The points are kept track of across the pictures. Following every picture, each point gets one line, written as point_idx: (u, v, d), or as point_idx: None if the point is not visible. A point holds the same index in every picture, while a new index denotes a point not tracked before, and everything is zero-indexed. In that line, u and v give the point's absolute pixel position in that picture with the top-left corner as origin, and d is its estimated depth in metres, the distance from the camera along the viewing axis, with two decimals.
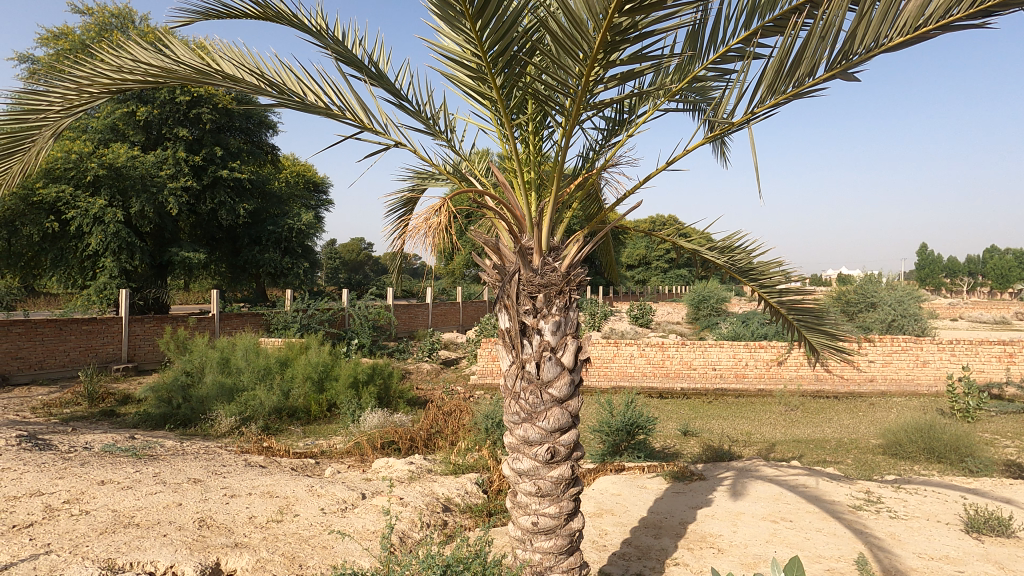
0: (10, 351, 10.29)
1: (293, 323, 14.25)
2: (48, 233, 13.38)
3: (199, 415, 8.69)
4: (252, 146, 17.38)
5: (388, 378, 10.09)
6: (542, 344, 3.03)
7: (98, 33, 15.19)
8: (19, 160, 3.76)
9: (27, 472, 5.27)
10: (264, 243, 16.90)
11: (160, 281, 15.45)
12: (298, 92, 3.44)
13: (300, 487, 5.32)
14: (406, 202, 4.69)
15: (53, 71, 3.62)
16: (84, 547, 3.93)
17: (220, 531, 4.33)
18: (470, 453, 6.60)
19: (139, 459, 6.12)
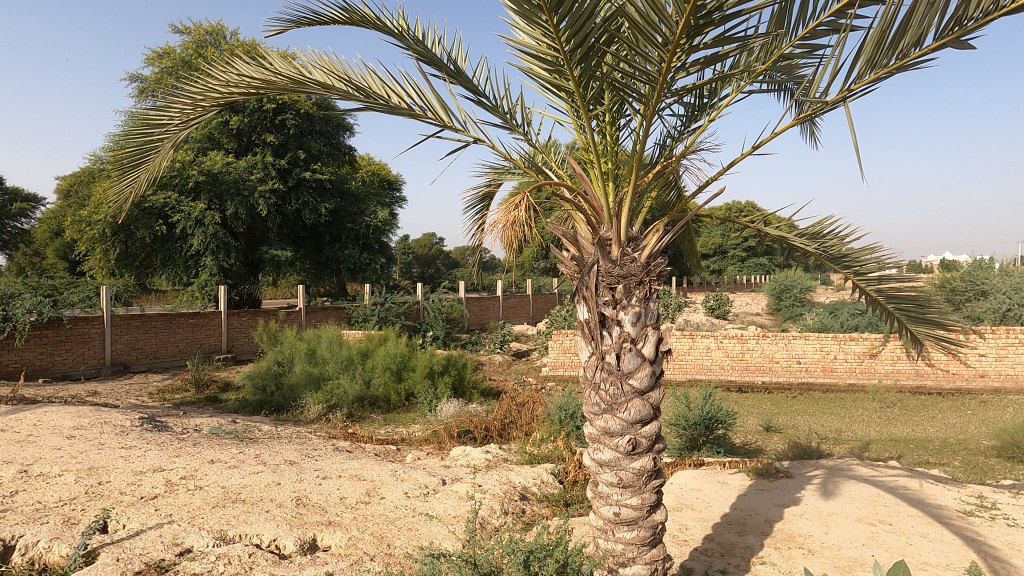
0: (130, 342, 11.50)
1: (372, 316, 14.92)
2: (158, 235, 14.81)
3: (290, 402, 9.34)
4: (331, 148, 18.32)
5: (463, 369, 10.35)
6: (622, 335, 3.01)
7: (196, 51, 16.43)
8: (144, 170, 4.17)
9: (150, 450, 5.89)
10: (344, 240, 17.77)
11: (253, 278, 16.64)
12: (383, 95, 3.59)
13: (385, 472, 5.61)
14: (484, 197, 4.79)
15: (172, 89, 4.01)
16: (200, 518, 4.36)
17: (315, 509, 4.64)
18: (545, 443, 6.67)
19: (241, 441, 6.67)
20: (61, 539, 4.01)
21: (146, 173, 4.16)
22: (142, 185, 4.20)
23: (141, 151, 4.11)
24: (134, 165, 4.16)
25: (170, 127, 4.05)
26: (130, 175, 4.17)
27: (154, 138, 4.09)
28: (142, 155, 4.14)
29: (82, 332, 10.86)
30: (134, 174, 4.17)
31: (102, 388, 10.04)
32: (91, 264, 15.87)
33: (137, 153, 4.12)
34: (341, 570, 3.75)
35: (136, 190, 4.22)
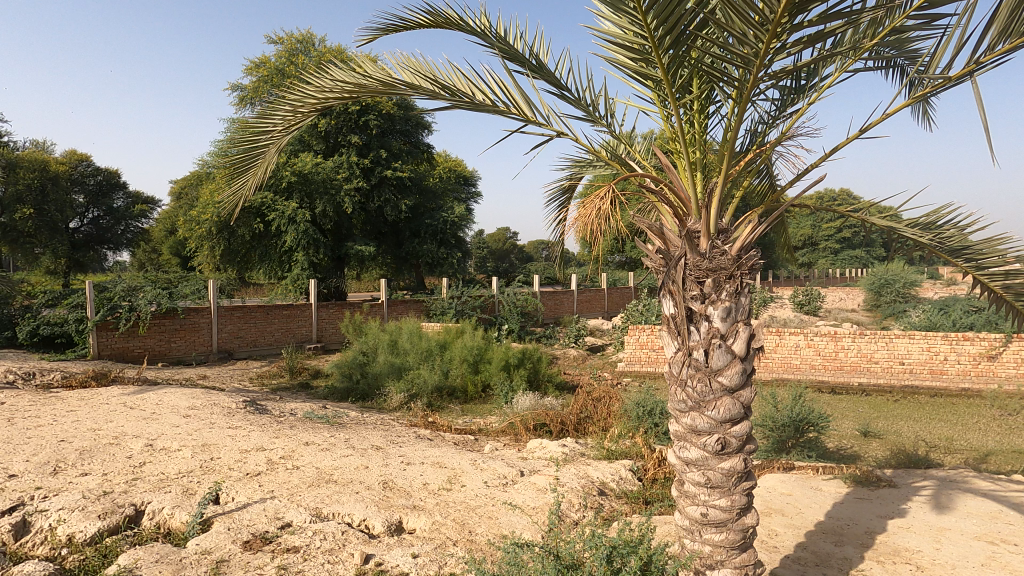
0: (233, 331, 12.53)
1: (450, 309, 15.34)
2: (256, 233, 16.00)
3: (374, 390, 9.81)
4: (411, 146, 18.96)
5: (538, 363, 10.40)
6: (710, 331, 2.91)
7: (288, 59, 17.49)
8: (251, 175, 4.50)
9: (253, 430, 6.41)
10: (423, 235, 18.36)
11: (339, 272, 17.58)
12: (468, 93, 3.67)
13: (465, 460, 5.77)
14: (565, 190, 4.77)
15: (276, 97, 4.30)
16: (298, 495, 4.69)
17: (401, 493, 4.86)
18: (622, 439, 6.59)
19: (332, 425, 7.10)
20: (182, 507, 4.45)
21: (253, 177, 4.49)
22: (249, 189, 4.54)
23: (249, 157, 4.45)
24: (243, 170, 4.51)
25: (273, 133, 4.35)
26: (240, 180, 4.53)
27: (260, 144, 4.41)
28: (249, 160, 4.48)
29: (193, 321, 11.96)
30: (243, 179, 4.52)
31: (210, 373, 11.02)
32: (200, 260, 17.42)
33: (245, 159, 4.46)
34: (426, 553, 3.90)
35: (245, 193, 4.57)
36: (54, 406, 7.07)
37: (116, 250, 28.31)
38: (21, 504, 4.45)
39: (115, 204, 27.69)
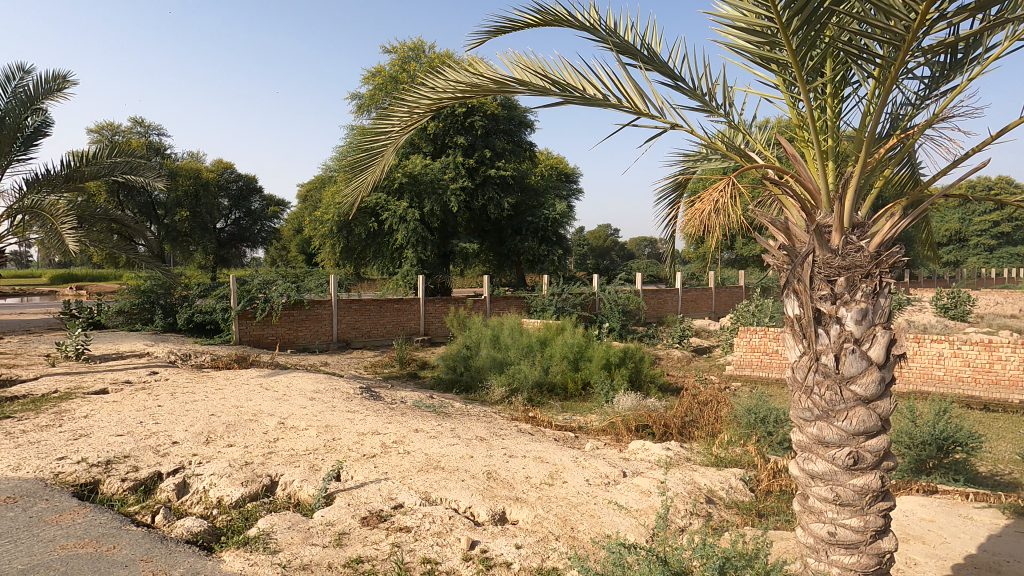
0: (351, 322, 13.53)
1: (550, 305, 15.42)
2: (371, 231, 17.16)
3: (478, 383, 10.13)
4: (514, 145, 19.31)
5: (640, 362, 10.15)
6: (843, 334, 2.66)
7: (401, 66, 18.45)
8: (371, 174, 4.81)
9: (369, 415, 6.88)
10: (524, 232, 18.60)
11: (445, 268, 18.32)
12: (578, 87, 3.67)
13: (566, 457, 5.78)
14: (676, 186, 4.61)
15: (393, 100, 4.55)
16: (409, 479, 4.97)
17: (504, 484, 4.97)
18: (732, 446, 6.25)
19: (438, 415, 7.43)
20: (309, 481, 4.89)
21: (371, 176, 4.78)
22: (367, 186, 4.83)
23: (369, 156, 4.74)
24: (362, 169, 4.81)
25: (391, 133, 4.61)
26: (359, 178, 4.84)
27: (379, 144, 4.69)
28: (369, 160, 4.77)
29: (317, 312, 13.07)
30: (362, 177, 4.82)
31: (331, 360, 11.99)
32: (322, 256, 18.99)
33: (364, 158, 4.76)
34: (529, 545, 3.96)
35: (365, 191, 4.88)
36: (206, 384, 8.08)
37: (253, 247, 31.68)
38: (181, 467, 5.14)
39: (252, 206, 30.99)
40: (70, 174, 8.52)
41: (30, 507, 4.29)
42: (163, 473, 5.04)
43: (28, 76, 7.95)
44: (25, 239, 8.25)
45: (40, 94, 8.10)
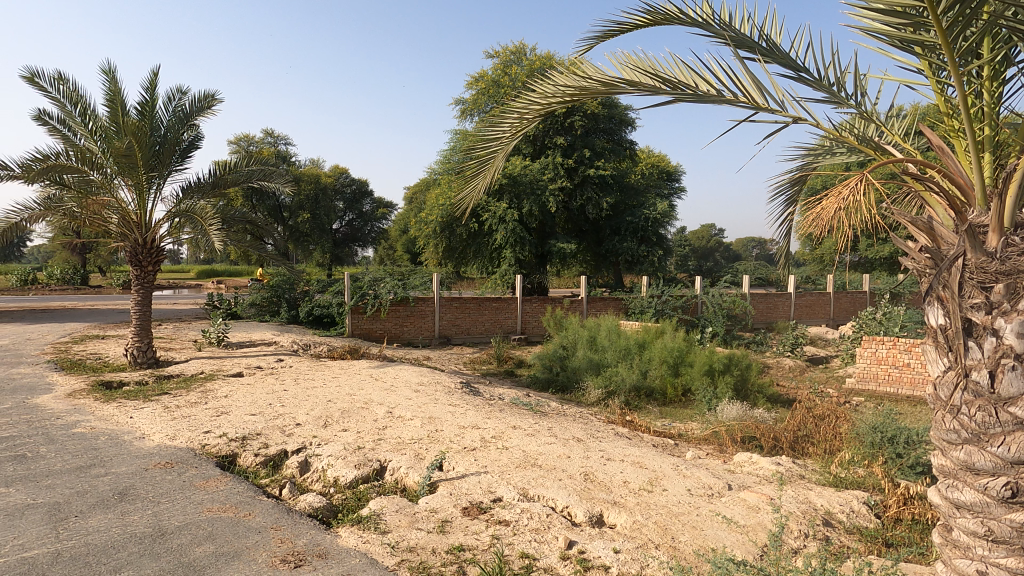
0: (452, 319, 14.05)
1: (649, 308, 14.99)
2: (472, 231, 17.75)
3: (574, 384, 10.10)
4: (614, 144, 19.05)
5: (747, 370, 9.58)
6: (999, 349, 2.35)
7: (503, 70, 18.78)
8: (482, 179, 4.98)
9: (469, 410, 7.12)
10: (623, 233, 18.25)
11: (542, 268, 18.49)
12: (691, 84, 3.60)
13: (667, 464, 5.60)
14: (794, 182, 4.31)
15: (503, 107, 4.68)
16: (507, 474, 5.07)
17: (602, 487, 4.91)
18: (854, 467, 5.71)
19: (535, 413, 7.51)
20: (414, 469, 5.16)
21: (483, 181, 4.96)
22: (479, 191, 5.01)
23: (481, 163, 4.92)
24: (475, 175, 5.00)
25: (502, 139, 4.75)
26: (471, 184, 5.04)
27: (490, 151, 4.86)
28: (481, 166, 4.95)
29: (421, 309, 13.72)
30: (474, 183, 5.01)
31: (433, 355, 12.55)
32: (426, 256, 19.91)
33: (477, 165, 4.94)
34: (627, 550, 3.88)
35: (476, 195, 5.07)
36: (323, 372, 8.81)
37: (364, 246, 33.96)
38: (303, 447, 5.65)
39: (364, 208, 33.22)
40: (216, 181, 9.61)
41: (184, 472, 4.93)
42: (289, 451, 5.56)
43: (185, 96, 9.07)
44: (180, 238, 9.43)
45: (194, 112, 9.23)
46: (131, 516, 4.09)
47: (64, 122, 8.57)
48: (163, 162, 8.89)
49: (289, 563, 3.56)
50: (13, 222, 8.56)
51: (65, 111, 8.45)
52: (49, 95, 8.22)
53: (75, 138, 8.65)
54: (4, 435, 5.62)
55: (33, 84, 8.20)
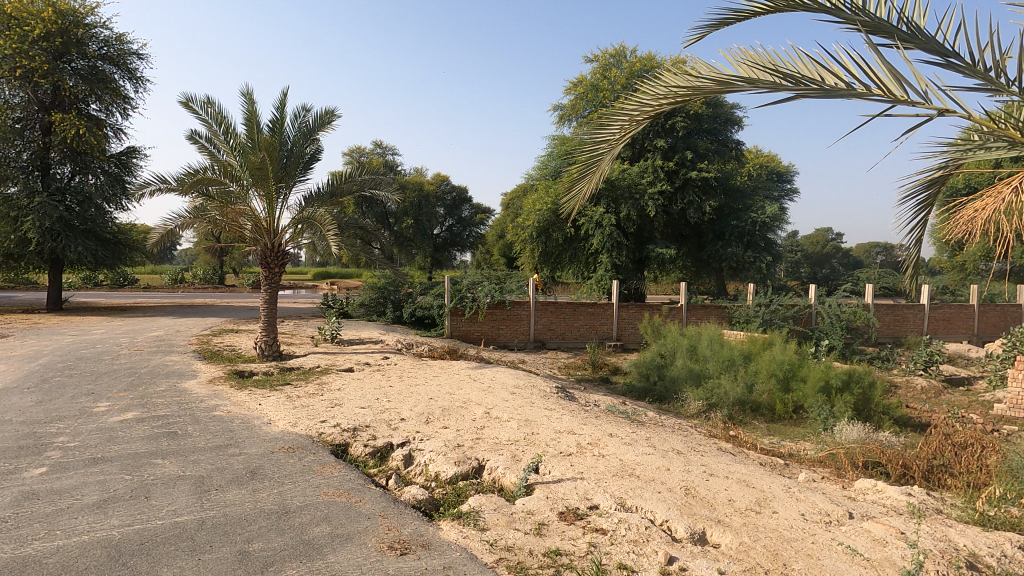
0: (546, 324, 14.11)
1: (756, 317, 14.10)
2: (568, 236, 17.79)
3: (672, 394, 9.74)
4: (718, 144, 18.23)
5: (870, 389, 8.70)
6: None
7: (603, 74, 18.55)
8: (586, 185, 4.99)
9: (564, 415, 7.11)
10: (728, 237, 17.34)
11: (639, 274, 18.12)
12: (816, 78, 3.45)
13: (776, 485, 5.24)
14: (930, 184, 3.87)
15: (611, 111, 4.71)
16: (604, 482, 4.99)
17: (704, 503, 4.69)
18: (1005, 505, 4.98)
19: (632, 422, 7.34)
20: (511, 470, 5.24)
21: (588, 185, 4.95)
22: (583, 196, 5.02)
23: (587, 167, 4.92)
24: (579, 180, 5.01)
25: (608, 142, 4.73)
26: (575, 189, 5.06)
27: (596, 155, 4.85)
28: (586, 171, 4.96)
29: (517, 312, 13.94)
30: (579, 187, 5.02)
31: (528, 358, 12.69)
32: (522, 261, 20.20)
33: (583, 169, 4.95)
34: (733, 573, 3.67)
35: (581, 201, 5.08)
36: (425, 371, 9.22)
37: (462, 251, 35.17)
38: (407, 441, 5.95)
39: (463, 214, 34.40)
40: (332, 190, 10.42)
41: (304, 457, 5.38)
42: (394, 445, 5.88)
43: (308, 113, 9.93)
44: (300, 243, 10.31)
45: (316, 127, 10.08)
46: (260, 493, 4.53)
47: (211, 140, 9.72)
48: (289, 174, 9.79)
49: (395, 549, 3.76)
50: (169, 228, 9.86)
51: (212, 131, 9.57)
52: (199, 117, 9.36)
53: (219, 154, 9.78)
54: (160, 414, 6.46)
55: (188, 108, 9.38)
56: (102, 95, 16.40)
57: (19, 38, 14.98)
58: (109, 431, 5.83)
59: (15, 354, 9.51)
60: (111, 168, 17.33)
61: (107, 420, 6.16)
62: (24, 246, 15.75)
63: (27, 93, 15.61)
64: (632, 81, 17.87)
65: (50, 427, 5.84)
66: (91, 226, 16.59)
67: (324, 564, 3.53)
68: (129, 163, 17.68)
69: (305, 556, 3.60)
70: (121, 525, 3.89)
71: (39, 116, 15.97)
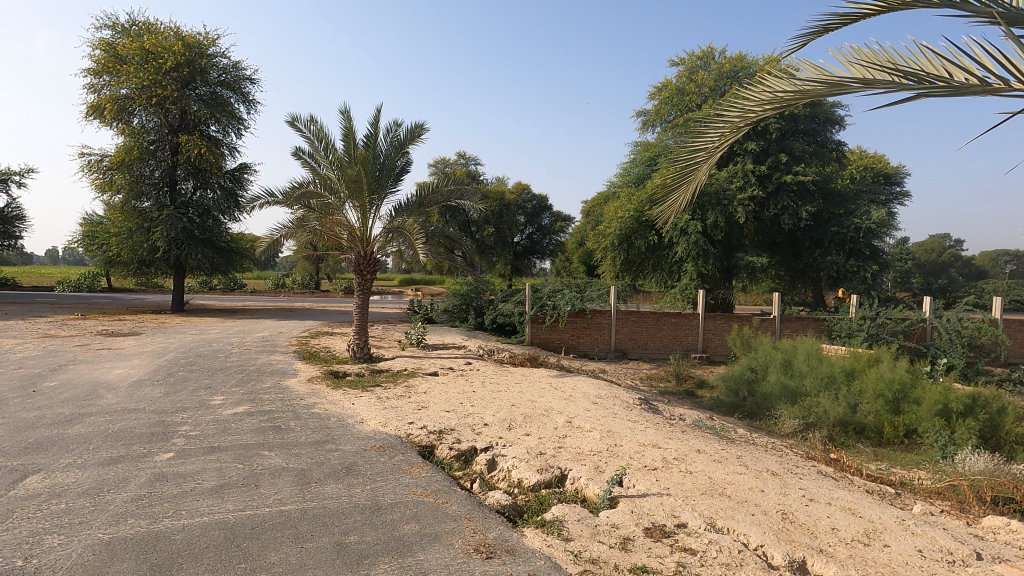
0: (628, 333, 13.82)
1: (860, 331, 13.00)
2: (651, 244, 17.42)
3: (764, 411, 9.21)
4: (816, 146, 17.18)
5: (999, 415, 7.76)
6: None
7: (688, 77, 17.98)
8: (684, 192, 5.12)
9: (649, 428, 6.93)
10: (827, 245, 16.18)
11: (727, 283, 17.45)
12: (942, 76, 3.55)
13: (887, 516, 4.79)
14: None
15: (708, 120, 4.84)
16: (692, 500, 4.81)
17: (804, 530, 4.38)
18: None
19: (721, 438, 7.02)
20: (594, 481, 5.17)
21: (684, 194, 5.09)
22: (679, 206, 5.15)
23: (684, 176, 5.09)
24: (676, 189, 5.19)
25: (706, 151, 4.90)
26: (672, 199, 5.23)
27: (693, 163, 5.03)
28: (682, 180, 5.14)
29: (598, 321, 13.79)
30: (675, 196, 5.18)
31: (609, 368, 12.50)
32: (603, 269, 19.97)
33: (680, 179, 5.13)
34: None
35: (679, 208, 5.21)
36: (506, 377, 9.34)
37: (542, 258, 35.38)
38: (491, 446, 6.05)
39: (543, 222, 34.54)
40: (420, 200, 10.85)
41: (393, 456, 5.63)
42: (478, 449, 6.00)
43: (400, 127, 10.45)
44: (388, 250, 10.76)
45: (406, 141, 10.55)
46: (354, 488, 4.78)
47: (312, 156, 10.42)
48: (381, 185, 10.32)
49: (481, 553, 3.83)
50: (274, 238, 10.70)
51: (313, 146, 10.28)
52: (303, 135, 10.09)
53: (319, 168, 10.48)
54: (266, 409, 7.01)
55: (293, 126, 10.15)
56: (220, 117, 18.14)
57: (154, 70, 16.92)
58: (224, 423, 6.40)
59: (147, 349, 10.71)
60: (226, 183, 19.06)
61: (222, 413, 6.77)
62: (155, 254, 17.69)
63: (159, 118, 17.58)
64: (721, 83, 17.18)
65: (175, 417, 6.51)
66: (209, 236, 18.37)
67: (414, 562, 3.66)
68: (241, 178, 19.34)
69: (396, 553, 3.75)
70: (235, 509, 4.25)
71: (168, 138, 17.91)
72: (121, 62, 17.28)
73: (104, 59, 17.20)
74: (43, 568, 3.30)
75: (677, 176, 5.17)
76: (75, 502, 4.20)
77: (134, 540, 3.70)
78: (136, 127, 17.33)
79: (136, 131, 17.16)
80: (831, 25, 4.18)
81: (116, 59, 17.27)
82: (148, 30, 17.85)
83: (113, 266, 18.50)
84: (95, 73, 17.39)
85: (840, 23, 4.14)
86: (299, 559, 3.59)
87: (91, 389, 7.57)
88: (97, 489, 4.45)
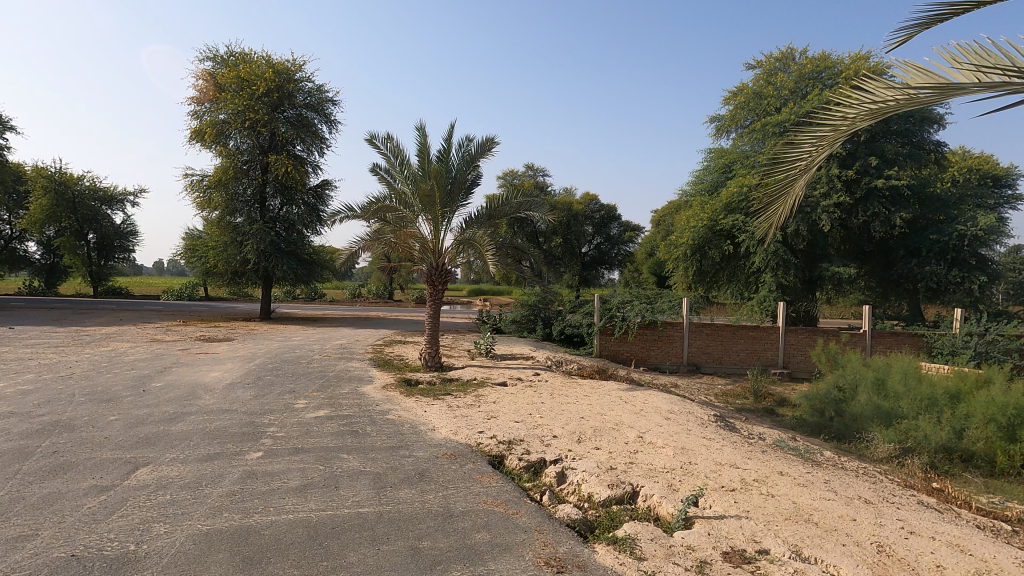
0: (702, 346, 13.33)
1: (965, 349, 11.83)
2: (726, 254, 16.82)
3: (852, 432, 8.56)
4: (911, 146, 16.03)
5: None
6: None
7: (766, 80, 17.21)
8: (782, 205, 4.84)
9: (727, 446, 6.63)
10: (925, 254, 14.90)
11: (810, 295, 16.53)
12: None
13: (1003, 555, 4.30)
14: None
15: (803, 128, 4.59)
16: (775, 525, 4.54)
17: (903, 565, 4.01)
18: None
19: (806, 461, 6.59)
20: (668, 499, 5.00)
21: (782, 206, 4.83)
22: (778, 218, 4.89)
23: (780, 188, 4.82)
24: (772, 202, 4.92)
25: (802, 162, 4.66)
26: (768, 212, 4.97)
27: (789, 174, 4.76)
28: (779, 193, 4.87)
29: (669, 333, 13.41)
30: (772, 209, 4.92)
31: (681, 383, 12.09)
32: (675, 280, 19.46)
33: (776, 191, 4.86)
34: None
35: (777, 222, 4.93)
36: (576, 389, 9.24)
37: (611, 268, 34.94)
38: (560, 459, 6.01)
39: (612, 232, 34.03)
40: (490, 212, 11.01)
41: (465, 464, 5.72)
42: (547, 461, 5.97)
43: (471, 142, 10.70)
44: (458, 261, 10.98)
45: (477, 154, 10.80)
46: (427, 494, 4.90)
47: (388, 171, 10.85)
48: (453, 199, 10.63)
49: (552, 566, 3.80)
50: (353, 250, 11.22)
51: (389, 162, 10.72)
52: (380, 151, 10.56)
53: (395, 183, 10.87)
54: (345, 414, 7.34)
55: (371, 144, 10.63)
56: (304, 137, 19.40)
57: (248, 95, 18.35)
58: (306, 425, 6.76)
59: (239, 354, 11.52)
60: (309, 199, 20.35)
61: (304, 416, 7.15)
62: (246, 265, 19.03)
63: (252, 139, 18.97)
64: (803, 85, 16.25)
65: (264, 418, 6.94)
66: (294, 248, 19.59)
67: (485, 571, 3.69)
68: (323, 194, 20.51)
69: (469, 561, 3.80)
70: (318, 509, 4.47)
71: (259, 158, 19.28)
72: (220, 90, 18.86)
73: (206, 87, 18.85)
74: (152, 554, 3.60)
75: (772, 188, 4.90)
76: (178, 494, 4.57)
77: (229, 532, 3.97)
78: (231, 148, 18.75)
79: (231, 152, 18.58)
80: (943, 16, 3.88)
81: (216, 87, 18.87)
82: (243, 60, 19.39)
83: (210, 277, 20.06)
84: (198, 101, 19.10)
85: (952, 13, 3.83)
86: (376, 562, 3.70)
87: (191, 391, 8.22)
88: (196, 483, 4.82)
